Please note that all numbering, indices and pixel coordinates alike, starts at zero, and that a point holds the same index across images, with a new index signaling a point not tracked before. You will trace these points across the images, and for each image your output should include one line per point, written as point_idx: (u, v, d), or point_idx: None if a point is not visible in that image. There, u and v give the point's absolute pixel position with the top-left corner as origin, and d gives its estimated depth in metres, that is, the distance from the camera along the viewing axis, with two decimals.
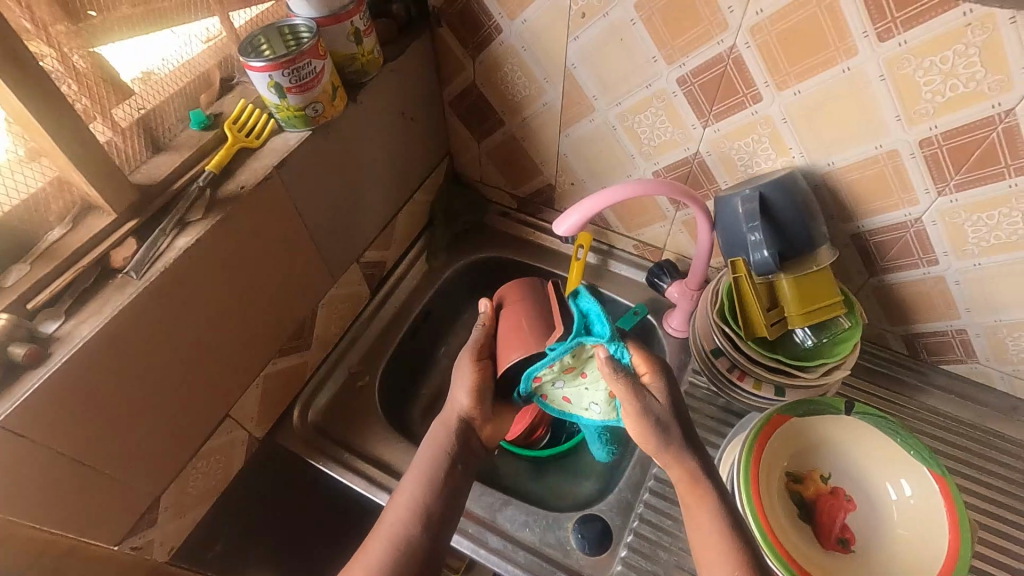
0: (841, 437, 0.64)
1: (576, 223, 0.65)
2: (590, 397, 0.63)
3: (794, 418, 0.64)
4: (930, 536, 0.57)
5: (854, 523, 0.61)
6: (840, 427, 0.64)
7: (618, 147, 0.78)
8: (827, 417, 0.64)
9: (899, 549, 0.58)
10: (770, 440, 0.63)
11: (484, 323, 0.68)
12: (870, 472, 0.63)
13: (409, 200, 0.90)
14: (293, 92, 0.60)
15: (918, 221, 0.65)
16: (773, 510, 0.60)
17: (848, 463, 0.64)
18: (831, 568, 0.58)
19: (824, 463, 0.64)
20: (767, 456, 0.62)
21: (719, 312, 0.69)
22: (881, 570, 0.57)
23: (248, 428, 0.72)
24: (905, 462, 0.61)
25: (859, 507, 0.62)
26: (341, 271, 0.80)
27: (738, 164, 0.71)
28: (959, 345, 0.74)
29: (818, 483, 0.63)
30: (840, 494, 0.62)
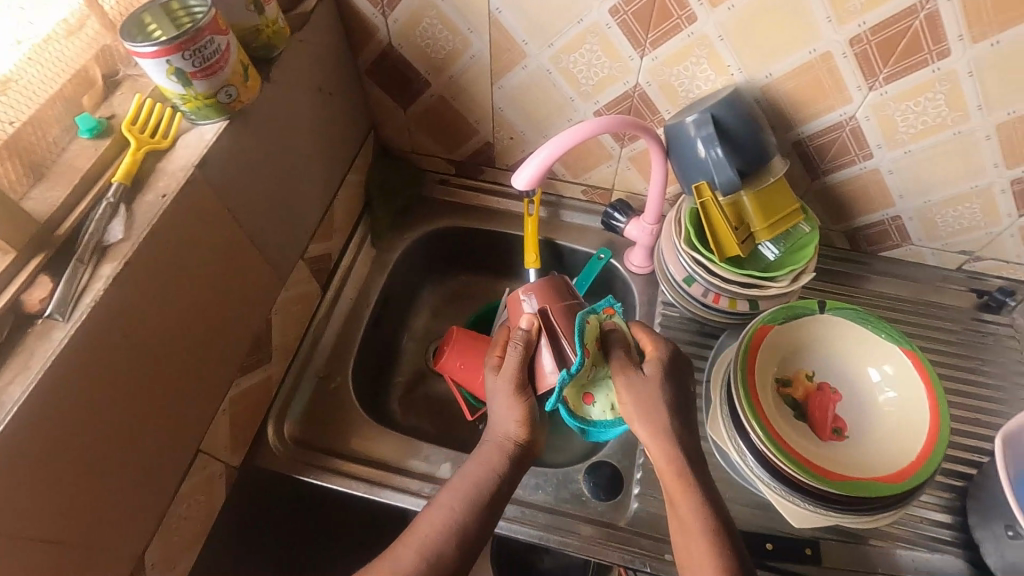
0: (816, 337, 0.68)
1: (536, 174, 0.63)
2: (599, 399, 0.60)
3: (777, 326, 0.67)
4: (914, 413, 0.62)
5: (843, 411, 0.65)
6: (815, 328, 0.67)
7: (556, 91, 0.75)
8: (806, 318, 0.68)
9: (885, 427, 0.63)
10: (760, 351, 0.66)
11: (523, 342, 0.60)
12: (850, 362, 0.67)
13: (343, 182, 0.84)
14: (198, 77, 0.52)
15: (852, 119, 0.68)
16: (774, 417, 0.63)
17: (830, 359, 0.67)
18: (831, 456, 0.62)
19: (808, 363, 0.67)
20: (759, 374, 0.65)
21: (686, 239, 0.70)
22: (872, 450, 0.62)
23: (224, 459, 0.66)
24: (879, 349, 0.66)
25: (845, 397, 0.66)
26: (288, 271, 0.73)
27: (679, 91, 0.70)
28: (895, 231, 0.81)
29: (805, 382, 0.67)
30: (827, 388, 0.66)
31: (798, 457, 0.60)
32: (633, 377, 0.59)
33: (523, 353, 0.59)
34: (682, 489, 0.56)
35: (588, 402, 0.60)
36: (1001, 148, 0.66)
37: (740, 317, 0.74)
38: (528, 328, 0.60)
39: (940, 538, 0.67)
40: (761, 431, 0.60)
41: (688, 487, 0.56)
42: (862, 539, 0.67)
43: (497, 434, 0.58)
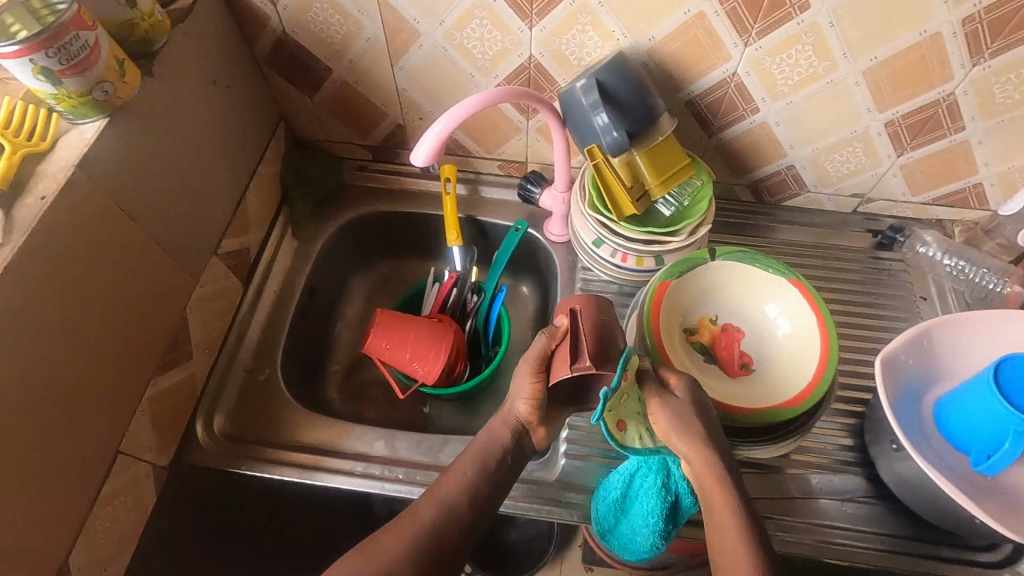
0: (711, 284, 0.73)
1: (433, 148, 0.64)
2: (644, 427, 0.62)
3: (674, 281, 0.71)
4: (805, 331, 0.68)
5: (747, 346, 0.70)
6: (709, 275, 0.72)
7: (455, 68, 0.76)
8: (699, 268, 0.72)
9: (785, 350, 0.69)
10: (663, 307, 0.70)
11: (547, 334, 0.61)
12: (744, 300, 0.72)
13: (254, 174, 0.83)
14: (67, 75, 0.52)
15: (734, 75, 0.71)
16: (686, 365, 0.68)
17: (729, 300, 0.72)
18: (744, 390, 0.67)
19: (710, 309, 0.72)
20: (666, 332, 0.69)
21: (590, 203, 0.73)
22: (777, 376, 0.68)
23: (149, 459, 0.66)
24: (767, 281, 0.72)
25: (746, 332, 0.71)
26: (201, 268, 0.73)
27: (571, 60, 0.73)
28: (791, 180, 0.85)
29: (709, 326, 0.72)
30: (729, 327, 0.71)
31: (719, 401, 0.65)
32: (662, 395, 0.59)
33: (546, 344, 0.61)
34: (722, 495, 0.55)
35: (622, 428, 0.62)
36: (870, 92, 0.70)
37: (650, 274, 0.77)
38: (561, 324, 0.62)
39: (839, 460, 0.72)
40: None
41: (727, 488, 0.55)
42: (773, 468, 0.72)
43: (513, 416, 0.61)
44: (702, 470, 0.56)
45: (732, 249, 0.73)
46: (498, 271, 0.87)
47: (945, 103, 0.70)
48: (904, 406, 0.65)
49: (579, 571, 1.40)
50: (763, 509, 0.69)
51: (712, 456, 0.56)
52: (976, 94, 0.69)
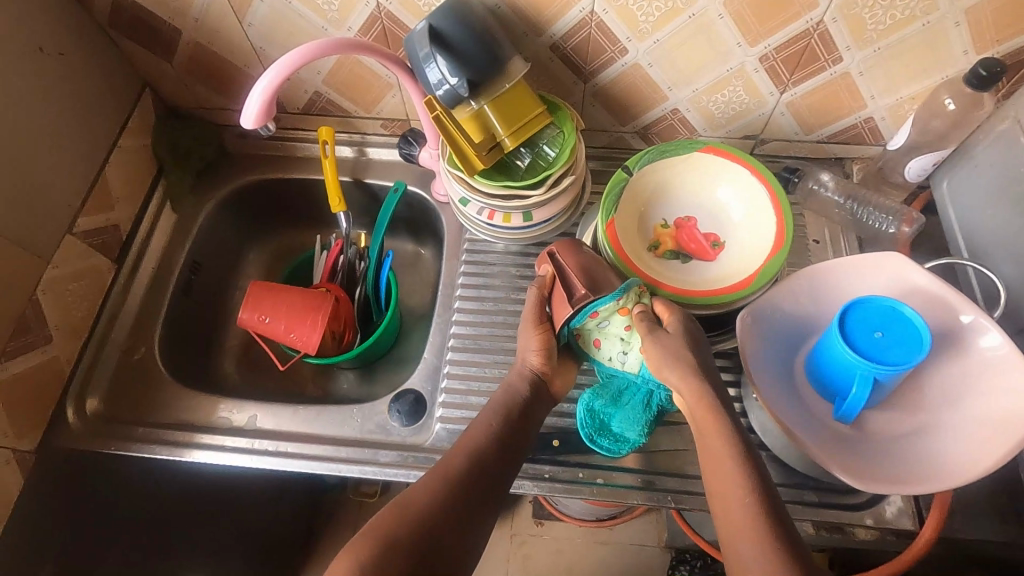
0: (653, 188, 0.71)
1: (259, 109, 0.61)
2: (624, 352, 0.64)
3: (616, 214, 0.68)
4: (738, 178, 0.69)
5: (705, 227, 0.70)
6: (648, 179, 0.71)
7: (305, 22, 0.72)
8: (625, 188, 0.69)
9: (736, 210, 0.69)
10: (620, 242, 0.67)
11: (538, 285, 0.65)
12: (675, 189, 0.71)
13: (116, 147, 0.80)
14: None
15: (592, 14, 0.67)
16: (666, 275, 0.67)
17: (665, 198, 0.71)
18: (728, 265, 0.67)
19: (657, 216, 0.70)
20: (626, 246, 0.67)
21: (449, 160, 0.70)
22: (748, 238, 0.68)
23: (6, 444, 0.65)
24: (682, 163, 0.70)
25: (696, 215, 0.70)
26: (51, 249, 0.70)
27: (420, 6, 0.68)
28: (679, 124, 0.81)
29: (664, 232, 0.70)
30: (681, 222, 0.70)
31: (713, 290, 0.65)
32: (654, 333, 0.59)
33: (540, 294, 0.65)
34: (713, 424, 0.54)
35: (598, 346, 0.64)
36: (736, 25, 0.66)
37: (524, 231, 0.74)
38: (545, 274, 0.66)
39: None
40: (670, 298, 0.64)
41: (719, 419, 0.53)
42: None
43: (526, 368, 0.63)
44: (693, 401, 0.55)
45: (636, 154, 0.70)
46: (378, 236, 0.84)
47: (816, 32, 0.66)
48: (776, 353, 0.63)
49: (529, 526, 1.39)
50: (638, 465, 0.69)
51: (703, 385, 0.55)
52: (845, 21, 0.64)
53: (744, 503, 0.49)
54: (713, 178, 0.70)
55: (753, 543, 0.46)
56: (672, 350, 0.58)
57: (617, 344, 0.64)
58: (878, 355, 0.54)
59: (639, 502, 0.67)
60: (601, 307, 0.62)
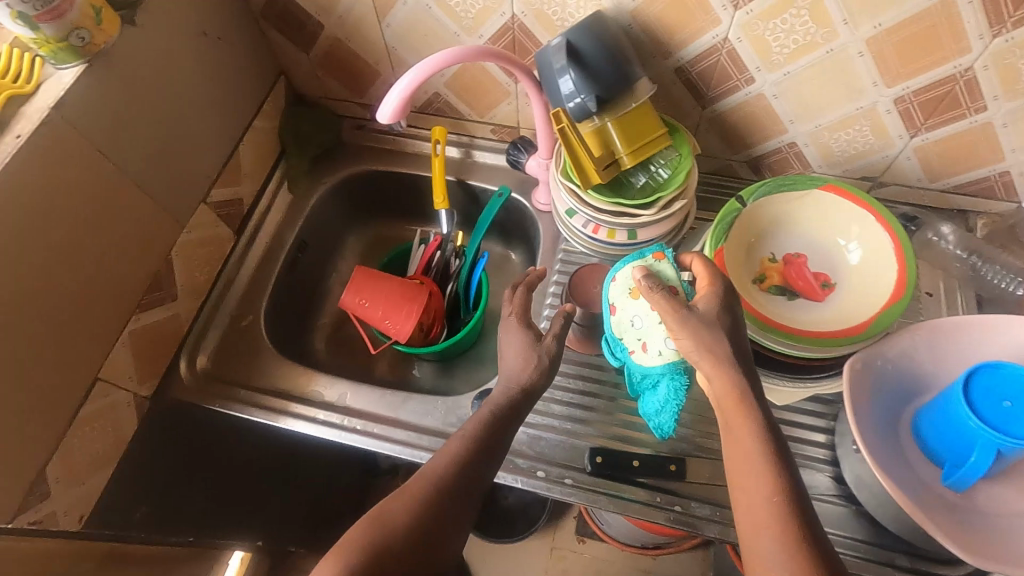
0: (770, 223, 0.70)
1: (394, 107, 0.64)
2: (655, 338, 0.59)
3: (727, 244, 0.67)
4: (857, 219, 0.67)
5: (815, 266, 0.68)
6: (761, 212, 0.70)
7: (440, 27, 0.75)
8: (737, 219, 0.68)
9: (851, 253, 0.67)
10: (728, 269, 0.66)
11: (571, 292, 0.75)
12: (787, 224, 0.70)
13: (249, 128, 0.86)
14: (43, 20, 0.55)
15: (725, 41, 0.67)
16: (772, 309, 0.66)
17: (776, 233, 0.70)
18: (840, 308, 0.65)
19: (764, 249, 0.69)
20: (734, 276, 0.66)
21: (563, 171, 0.71)
22: (863, 282, 0.66)
23: (129, 388, 0.71)
24: (798, 199, 0.69)
25: (807, 253, 0.69)
26: (187, 215, 0.76)
27: (554, 21, 0.70)
28: (794, 158, 0.79)
29: (772, 266, 0.69)
30: (790, 258, 0.69)
31: (822, 332, 0.63)
32: (680, 315, 0.53)
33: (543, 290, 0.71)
34: (742, 417, 0.51)
35: (644, 352, 0.59)
36: (876, 65, 0.64)
37: (626, 248, 0.75)
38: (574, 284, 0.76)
39: (813, 457, 0.68)
40: (774, 333, 0.62)
41: (747, 411, 0.51)
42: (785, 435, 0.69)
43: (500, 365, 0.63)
44: (722, 393, 0.52)
45: (752, 185, 0.70)
46: (477, 238, 0.87)
47: (963, 79, 0.63)
48: (884, 407, 0.60)
49: (571, 542, 1.39)
50: (718, 499, 0.68)
51: (730, 369, 0.52)
52: (997, 70, 0.61)
53: (770, 501, 0.47)
54: (829, 217, 0.69)
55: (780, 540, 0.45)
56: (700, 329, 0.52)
57: (640, 329, 0.59)
58: (1006, 426, 0.51)
59: (715, 535, 0.66)
60: (613, 297, 0.62)
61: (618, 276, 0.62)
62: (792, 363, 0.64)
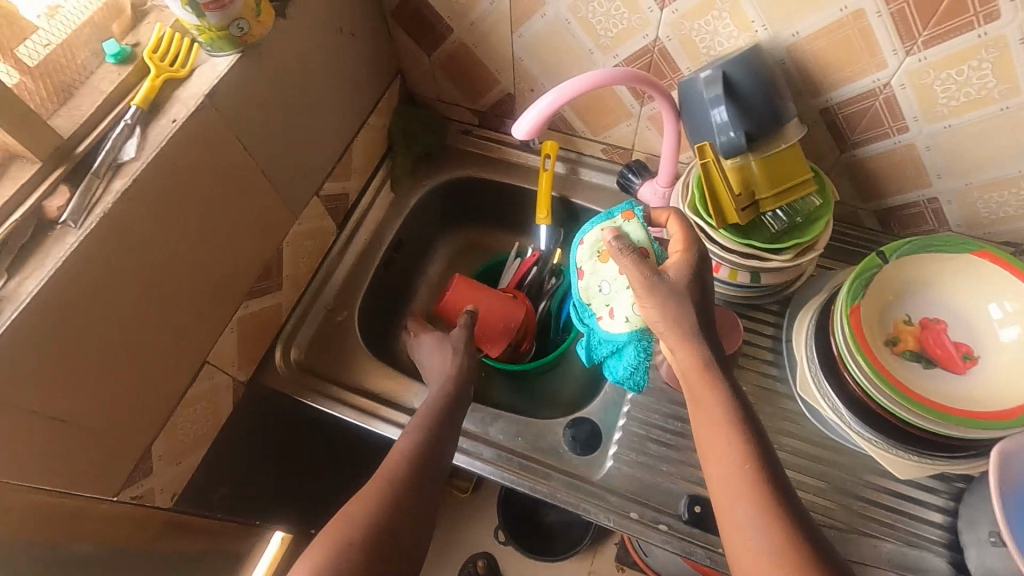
0: (909, 281, 0.65)
1: (534, 124, 0.62)
2: (621, 303, 0.61)
3: (863, 302, 0.63)
4: (1012, 292, 0.62)
5: (956, 335, 0.63)
6: (901, 270, 0.65)
7: (575, 42, 0.73)
8: (874, 276, 0.64)
9: (998, 328, 0.62)
10: (862, 327, 0.63)
11: None
12: (929, 287, 0.65)
13: (364, 124, 0.86)
14: (210, 9, 0.55)
15: (886, 86, 0.63)
16: (904, 376, 0.62)
17: (915, 295, 0.65)
18: (981, 388, 0.61)
19: (899, 310, 0.65)
20: (866, 336, 0.63)
21: (690, 204, 0.68)
22: (1011, 361, 0.61)
23: (230, 372, 0.72)
24: (945, 262, 0.65)
25: (948, 321, 0.64)
26: (301, 206, 0.77)
27: (700, 48, 0.67)
28: (931, 215, 0.74)
29: (907, 329, 0.64)
30: (928, 323, 0.64)
31: (961, 410, 0.59)
32: (650, 282, 0.54)
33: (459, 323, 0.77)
34: (708, 388, 0.53)
35: (610, 317, 0.63)
36: None
37: (744, 289, 0.71)
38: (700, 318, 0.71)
39: (925, 536, 0.65)
40: (904, 401, 0.60)
41: (714, 382, 0.53)
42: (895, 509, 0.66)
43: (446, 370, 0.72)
44: (686, 365, 0.54)
45: (896, 241, 0.66)
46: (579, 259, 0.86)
47: None
48: None
49: (611, 570, 1.35)
50: None
51: (695, 340, 0.53)
52: None
53: (743, 474, 0.49)
54: (977, 286, 0.64)
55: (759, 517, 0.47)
56: (676, 302, 0.53)
57: (607, 290, 0.63)
58: None
59: None
60: (580, 261, 0.66)
61: (586, 239, 0.66)
62: (918, 435, 0.61)
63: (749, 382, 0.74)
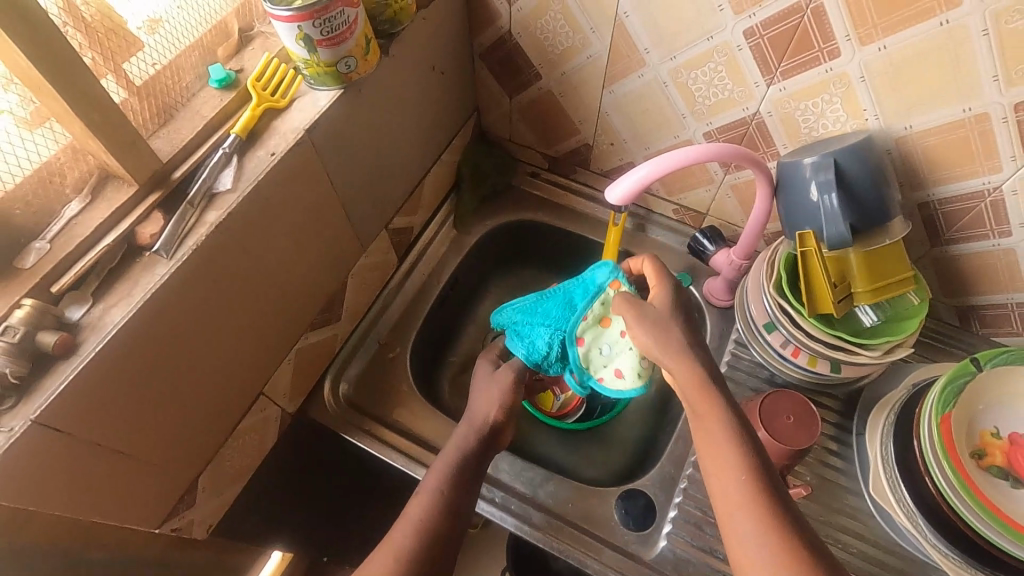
0: (998, 392, 0.63)
1: (631, 190, 0.61)
2: (623, 355, 0.67)
3: (953, 411, 0.61)
4: None
5: None
6: (994, 381, 0.63)
7: (668, 105, 0.72)
8: (965, 382, 0.62)
9: None
10: (950, 434, 0.60)
11: (769, 405, 0.66)
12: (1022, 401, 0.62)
13: (438, 160, 0.85)
14: (323, 45, 0.54)
15: (996, 190, 0.60)
16: (991, 493, 0.59)
17: (1006, 407, 0.62)
18: None
19: (988, 421, 0.62)
20: (954, 445, 0.60)
21: (776, 285, 0.66)
22: None
23: (281, 404, 0.70)
24: None
25: None
26: (370, 239, 0.75)
27: (802, 128, 0.66)
28: (1018, 319, 0.71)
29: (994, 443, 0.61)
30: (1017, 438, 0.61)
31: None
32: (640, 313, 0.60)
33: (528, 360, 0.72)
34: (707, 404, 0.54)
35: (617, 376, 0.67)
36: None
37: (820, 377, 0.69)
38: (777, 407, 0.65)
39: None
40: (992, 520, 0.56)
41: (713, 401, 0.53)
42: None
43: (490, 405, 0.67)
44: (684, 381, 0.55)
45: (991, 350, 0.63)
46: None
47: None
48: None
49: None
50: None
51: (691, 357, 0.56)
52: None
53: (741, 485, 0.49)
54: None
55: (762, 534, 0.46)
56: (659, 322, 0.59)
57: (607, 353, 0.69)
58: None
59: None
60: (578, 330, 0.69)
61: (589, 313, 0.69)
62: (1003, 560, 0.57)
63: (814, 472, 0.70)
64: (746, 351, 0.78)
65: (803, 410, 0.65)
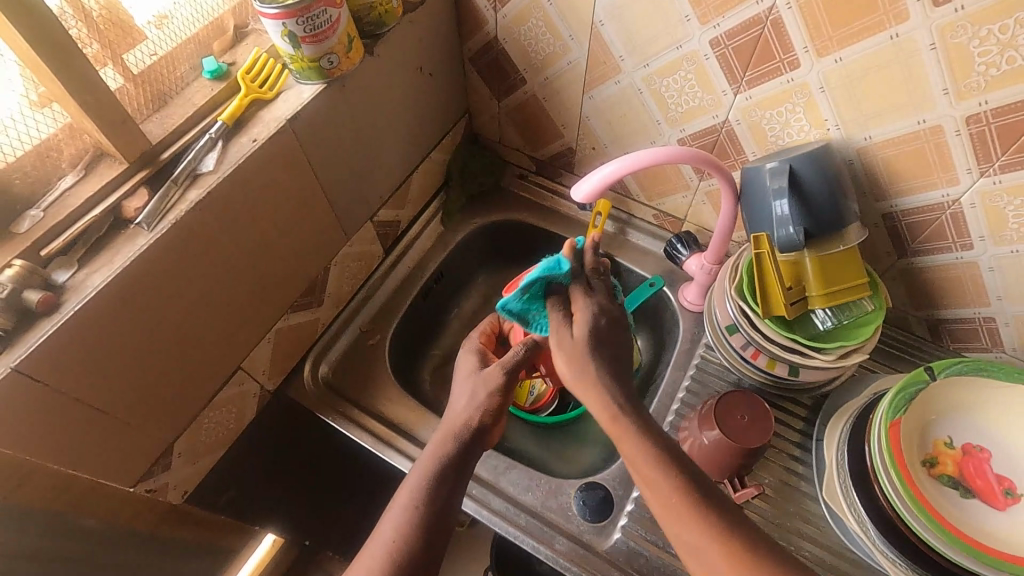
0: (952, 402, 0.63)
1: (594, 189, 0.63)
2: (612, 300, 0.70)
3: (904, 418, 0.62)
4: None
5: (1000, 468, 0.61)
6: (948, 391, 0.64)
7: (644, 112, 0.75)
8: (917, 391, 0.63)
9: None
10: (900, 441, 0.61)
11: (724, 406, 0.66)
12: (976, 413, 0.63)
13: (426, 157, 0.88)
14: (306, 42, 0.58)
15: (955, 203, 0.61)
16: (941, 502, 0.59)
17: (960, 418, 0.63)
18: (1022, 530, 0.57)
19: (941, 431, 0.63)
20: (905, 452, 0.60)
21: (737, 288, 0.68)
22: None
23: (259, 380, 0.73)
24: (995, 390, 0.63)
25: (993, 451, 0.62)
26: (354, 229, 0.79)
27: (768, 136, 0.68)
28: (985, 333, 0.71)
29: (947, 452, 0.62)
30: (970, 448, 0.62)
31: (1003, 552, 0.55)
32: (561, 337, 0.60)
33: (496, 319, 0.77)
34: None
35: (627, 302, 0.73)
36: None
37: (779, 380, 0.70)
38: (733, 409, 0.66)
39: None
40: (939, 529, 0.56)
41: None
42: None
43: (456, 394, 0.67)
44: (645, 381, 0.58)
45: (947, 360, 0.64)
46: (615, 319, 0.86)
47: None
48: None
49: None
50: None
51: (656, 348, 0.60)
52: None
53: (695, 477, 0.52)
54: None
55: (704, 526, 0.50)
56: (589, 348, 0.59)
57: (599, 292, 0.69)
58: None
59: None
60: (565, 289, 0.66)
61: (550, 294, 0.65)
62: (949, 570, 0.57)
63: (773, 475, 0.71)
64: (714, 355, 0.80)
65: (757, 412, 0.66)
